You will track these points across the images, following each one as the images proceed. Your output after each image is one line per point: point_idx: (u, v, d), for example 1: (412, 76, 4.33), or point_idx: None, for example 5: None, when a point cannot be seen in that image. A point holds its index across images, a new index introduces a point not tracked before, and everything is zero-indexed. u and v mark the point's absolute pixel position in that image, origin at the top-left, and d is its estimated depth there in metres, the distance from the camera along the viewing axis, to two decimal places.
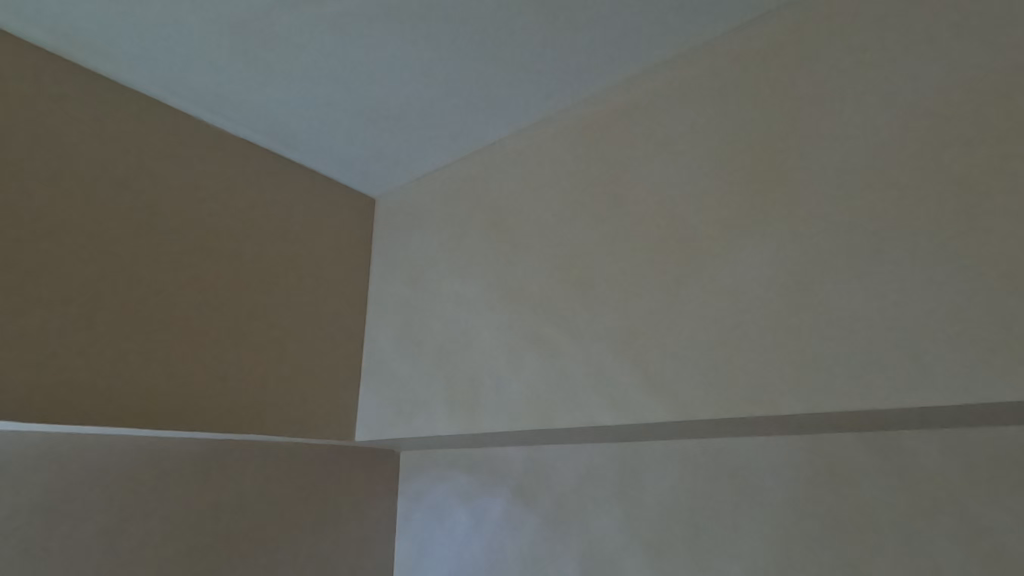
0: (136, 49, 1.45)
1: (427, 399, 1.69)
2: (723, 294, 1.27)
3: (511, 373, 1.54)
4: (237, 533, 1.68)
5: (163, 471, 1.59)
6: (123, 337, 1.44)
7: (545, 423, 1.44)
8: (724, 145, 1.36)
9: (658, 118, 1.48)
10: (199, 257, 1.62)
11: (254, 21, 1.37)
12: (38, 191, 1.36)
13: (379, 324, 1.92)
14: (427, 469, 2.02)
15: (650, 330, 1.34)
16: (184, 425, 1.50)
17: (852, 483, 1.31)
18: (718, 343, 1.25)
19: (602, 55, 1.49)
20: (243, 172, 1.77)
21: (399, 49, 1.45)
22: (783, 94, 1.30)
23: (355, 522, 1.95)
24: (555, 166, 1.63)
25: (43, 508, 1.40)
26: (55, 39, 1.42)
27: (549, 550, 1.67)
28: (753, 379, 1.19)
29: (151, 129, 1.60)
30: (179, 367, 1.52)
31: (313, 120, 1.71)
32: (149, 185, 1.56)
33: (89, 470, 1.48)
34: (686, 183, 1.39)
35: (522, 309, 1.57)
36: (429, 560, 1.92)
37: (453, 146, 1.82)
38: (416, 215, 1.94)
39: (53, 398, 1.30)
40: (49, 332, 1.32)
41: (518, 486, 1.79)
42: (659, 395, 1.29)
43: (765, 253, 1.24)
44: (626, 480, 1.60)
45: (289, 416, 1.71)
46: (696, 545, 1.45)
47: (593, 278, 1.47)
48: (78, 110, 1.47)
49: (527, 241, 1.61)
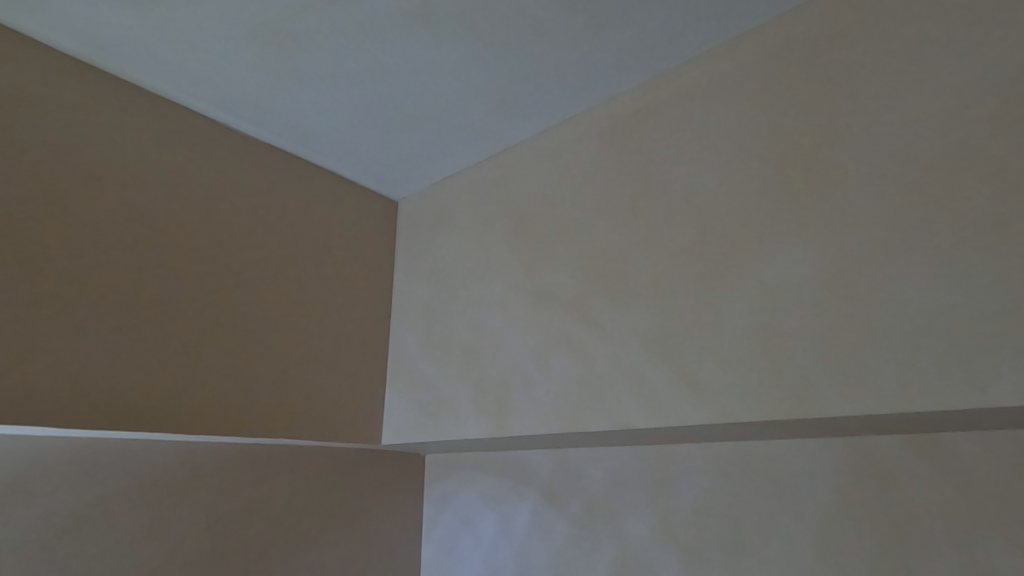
0: (161, 54, 1.46)
1: (452, 403, 1.68)
2: (760, 293, 1.23)
3: (540, 375, 1.52)
4: (264, 536, 1.68)
5: (192, 474, 1.60)
6: (152, 342, 1.45)
7: (575, 426, 1.42)
8: (756, 141, 1.33)
9: (687, 115, 1.45)
10: (224, 261, 1.62)
11: (276, 24, 1.37)
12: (68, 199, 1.38)
13: (404, 328, 1.92)
14: (453, 472, 2.01)
15: (682, 330, 1.32)
16: (211, 429, 1.50)
17: (894, 485, 1.27)
18: (755, 343, 1.21)
19: (627, 54, 1.47)
20: (266, 176, 1.77)
21: (421, 49, 1.44)
22: (816, 88, 1.27)
23: (380, 525, 1.94)
24: (581, 166, 1.61)
25: (76, 513, 1.41)
26: (82, 47, 1.44)
27: (579, 554, 1.65)
28: (793, 380, 1.16)
29: (176, 134, 1.61)
30: (207, 372, 1.53)
31: (335, 123, 1.71)
32: (175, 191, 1.57)
33: (120, 475, 1.49)
34: (719, 180, 1.36)
35: (550, 311, 1.55)
36: (456, 563, 1.91)
37: (476, 147, 1.81)
38: (439, 217, 1.93)
39: (85, 403, 1.32)
40: (80, 338, 1.34)
41: (547, 489, 1.77)
42: (693, 397, 1.27)
43: (803, 249, 1.20)
44: (659, 483, 1.57)
45: (313, 419, 1.71)
46: (731, 550, 1.41)
47: (623, 279, 1.44)
48: (104, 117, 1.48)
49: (555, 242, 1.60)
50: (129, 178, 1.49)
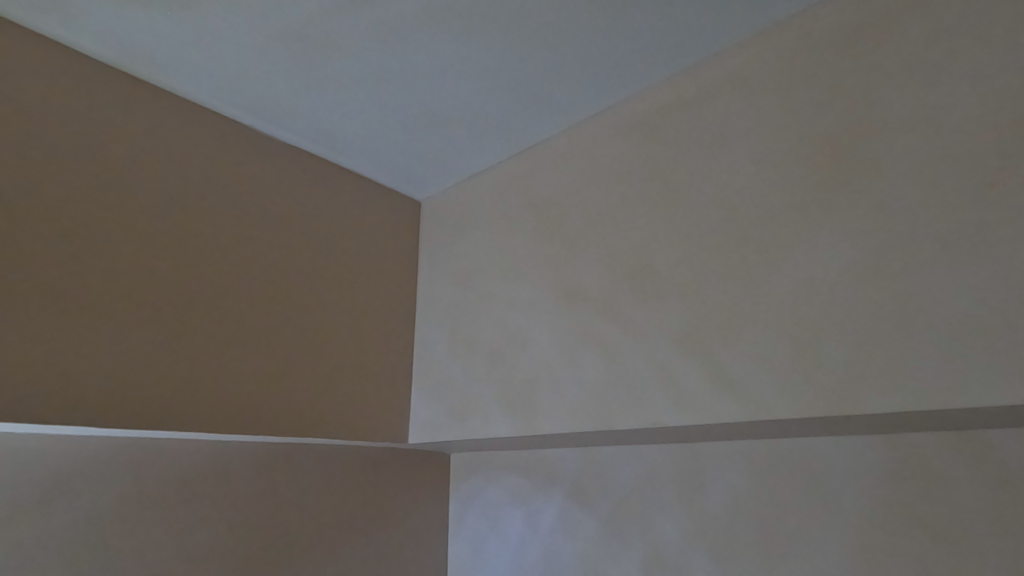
0: (190, 60, 1.49)
1: (479, 402, 1.69)
2: (795, 288, 1.21)
3: (568, 373, 1.51)
4: (295, 533, 1.71)
5: (226, 472, 1.63)
6: (185, 345, 1.48)
7: (604, 423, 1.42)
8: (787, 133, 1.31)
9: (714, 109, 1.44)
10: (254, 262, 1.65)
11: (302, 26, 1.38)
12: (105, 203, 1.42)
13: (429, 327, 1.93)
14: (479, 471, 2.02)
15: (714, 327, 1.30)
16: (242, 427, 1.53)
17: (933, 483, 1.24)
18: (791, 338, 1.20)
19: (653, 50, 1.46)
20: (292, 178, 1.80)
21: (446, 49, 1.45)
22: (848, 80, 1.25)
23: (407, 523, 1.95)
24: (605, 163, 1.61)
25: (114, 509, 1.44)
26: (115, 53, 1.47)
27: (608, 552, 1.64)
28: (831, 375, 1.14)
29: (205, 138, 1.63)
30: (239, 371, 1.56)
31: (360, 124, 1.72)
32: (205, 193, 1.60)
33: (156, 472, 1.52)
34: (750, 173, 1.34)
35: (577, 309, 1.55)
36: (483, 562, 1.92)
37: (499, 145, 1.82)
38: (463, 217, 1.94)
39: (121, 404, 1.35)
40: (120, 339, 1.38)
41: (574, 487, 1.77)
42: (726, 393, 1.25)
43: (838, 243, 1.18)
44: (689, 481, 1.55)
45: (341, 418, 1.73)
46: (766, 548, 1.40)
47: (652, 276, 1.43)
48: (137, 122, 1.51)
49: (581, 240, 1.59)
50: (162, 183, 1.52)
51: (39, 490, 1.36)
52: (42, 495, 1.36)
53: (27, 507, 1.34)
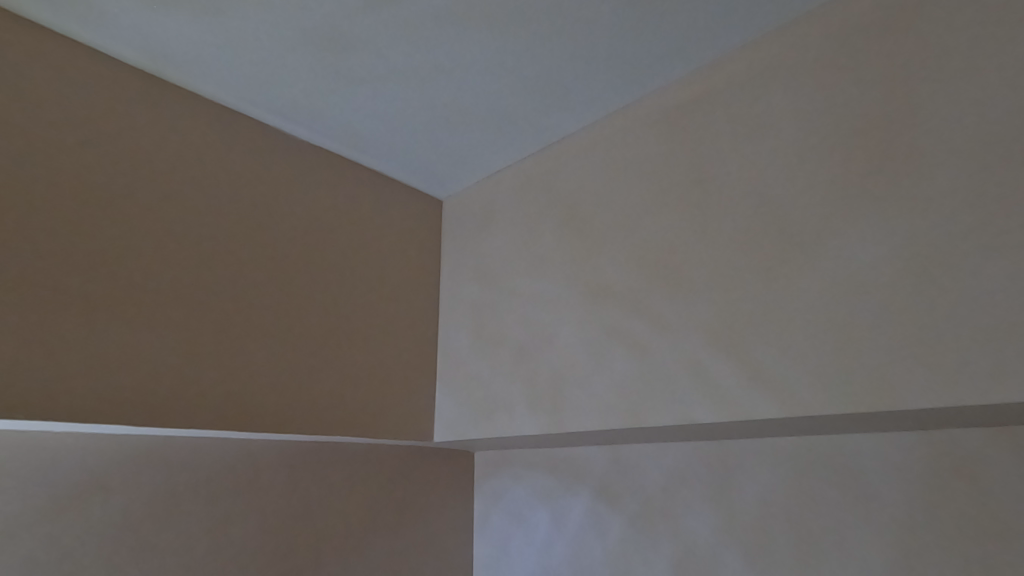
0: (218, 62, 1.50)
1: (506, 400, 1.68)
2: (832, 280, 1.18)
3: (597, 370, 1.50)
4: (323, 531, 1.72)
5: (256, 470, 1.64)
6: (216, 344, 1.49)
7: (634, 420, 1.40)
8: (822, 122, 1.27)
9: (743, 100, 1.41)
10: (281, 261, 1.67)
11: (327, 25, 1.39)
12: (136, 205, 1.43)
13: (453, 325, 1.94)
14: (504, 469, 2.01)
15: (747, 321, 1.28)
16: (273, 425, 1.55)
17: (976, 481, 1.21)
18: (828, 331, 1.17)
19: (681, 42, 1.44)
20: (316, 178, 1.81)
21: (470, 45, 1.44)
22: (884, 67, 1.22)
23: (433, 522, 1.95)
24: (631, 157, 1.59)
25: (149, 508, 1.46)
26: (144, 56, 1.49)
27: (637, 551, 1.63)
28: (871, 370, 1.11)
29: (231, 139, 1.65)
30: (269, 369, 1.57)
31: (383, 122, 1.73)
32: (232, 195, 1.61)
33: (189, 471, 1.54)
34: (783, 164, 1.31)
35: (605, 306, 1.53)
36: (509, 561, 1.91)
37: (522, 141, 1.81)
38: (486, 215, 1.94)
39: (155, 402, 1.37)
40: (153, 339, 1.39)
41: (601, 486, 1.75)
42: (762, 390, 1.23)
43: (877, 233, 1.15)
44: (721, 478, 1.53)
45: (367, 416, 1.73)
46: (801, 547, 1.37)
47: (682, 270, 1.41)
48: (166, 124, 1.53)
49: (607, 236, 1.58)
50: (191, 183, 1.54)
51: (78, 488, 1.38)
52: (81, 493, 1.38)
53: (66, 505, 1.36)
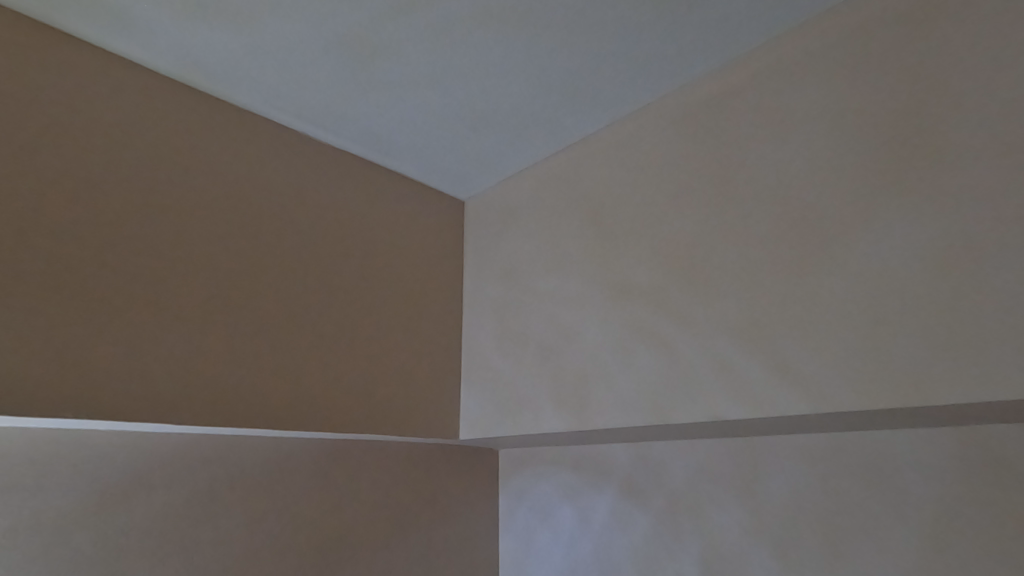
0: (247, 70, 1.54)
1: (530, 398, 1.70)
2: (860, 275, 1.18)
3: (623, 368, 1.51)
4: (353, 528, 1.75)
5: (288, 468, 1.68)
6: (249, 344, 1.53)
7: (662, 418, 1.41)
8: (848, 116, 1.26)
9: (766, 97, 1.41)
10: (310, 263, 1.71)
11: (352, 32, 1.42)
12: (172, 211, 1.48)
13: (477, 324, 1.96)
14: (528, 467, 2.03)
15: (774, 317, 1.27)
16: (305, 423, 1.58)
17: (1011, 478, 1.19)
18: (857, 327, 1.16)
19: (702, 41, 1.45)
20: (341, 181, 1.84)
21: (492, 47, 1.46)
22: (909, 61, 1.21)
23: (459, 519, 1.98)
24: (654, 155, 1.60)
25: (187, 504, 1.50)
26: (177, 67, 1.54)
27: (663, 549, 1.63)
28: (902, 365, 1.10)
29: (260, 145, 1.69)
30: (300, 369, 1.61)
31: (407, 126, 1.76)
32: (261, 199, 1.66)
33: (224, 469, 1.58)
34: (807, 160, 1.30)
35: (630, 304, 1.54)
36: (535, 558, 1.93)
37: (543, 142, 1.83)
38: (508, 215, 1.96)
39: (194, 402, 1.42)
40: (191, 341, 1.44)
41: (626, 484, 1.76)
42: (791, 386, 1.22)
43: (906, 227, 1.14)
44: (747, 476, 1.53)
45: (394, 414, 1.76)
46: (831, 545, 1.36)
47: (708, 268, 1.41)
48: (198, 132, 1.58)
49: (632, 235, 1.58)
50: (223, 189, 1.58)
51: (122, 486, 1.43)
52: (124, 490, 1.43)
53: (109, 502, 1.41)
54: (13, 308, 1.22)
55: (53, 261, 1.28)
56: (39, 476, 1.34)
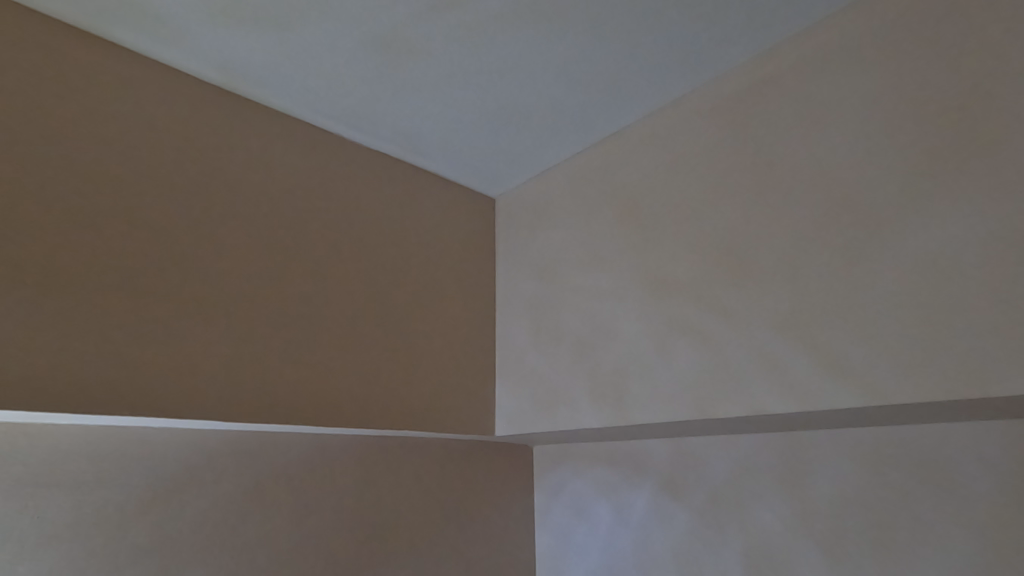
0: (284, 73, 1.57)
1: (567, 393, 1.70)
2: (910, 264, 1.14)
3: (662, 363, 1.49)
4: (394, 524, 1.78)
5: (330, 463, 1.72)
6: (291, 343, 1.57)
7: (704, 412, 1.39)
8: (896, 98, 1.23)
9: (806, 84, 1.38)
10: (347, 262, 1.74)
11: (386, 33, 1.44)
12: (215, 214, 1.52)
13: (511, 320, 1.97)
14: (564, 463, 2.03)
15: (820, 307, 1.25)
16: (346, 419, 1.61)
17: None
18: (908, 317, 1.13)
19: (738, 30, 1.42)
20: (374, 181, 1.87)
21: (525, 43, 1.46)
22: (958, 42, 1.17)
23: (495, 515, 1.99)
24: (690, 147, 1.58)
25: (234, 500, 1.54)
26: (218, 73, 1.58)
27: (705, 546, 1.61)
28: (959, 357, 1.06)
29: (297, 147, 1.72)
30: (339, 366, 1.64)
31: (439, 124, 1.78)
32: (299, 200, 1.69)
33: (270, 464, 1.62)
34: (854, 146, 1.26)
35: (668, 298, 1.52)
36: (572, 554, 1.94)
37: (575, 137, 1.83)
38: (541, 211, 1.97)
39: (240, 400, 1.45)
40: (235, 340, 1.48)
41: (665, 480, 1.75)
42: (840, 379, 1.19)
43: (961, 213, 1.10)
44: (793, 471, 1.50)
45: (431, 410, 1.78)
46: (883, 543, 1.33)
47: (748, 260, 1.39)
48: (238, 136, 1.61)
49: (669, 228, 1.57)
50: (262, 190, 1.62)
51: (174, 481, 1.48)
52: (176, 485, 1.48)
53: (162, 497, 1.45)
54: (68, 309, 1.26)
55: (104, 264, 1.32)
56: (98, 471, 1.39)
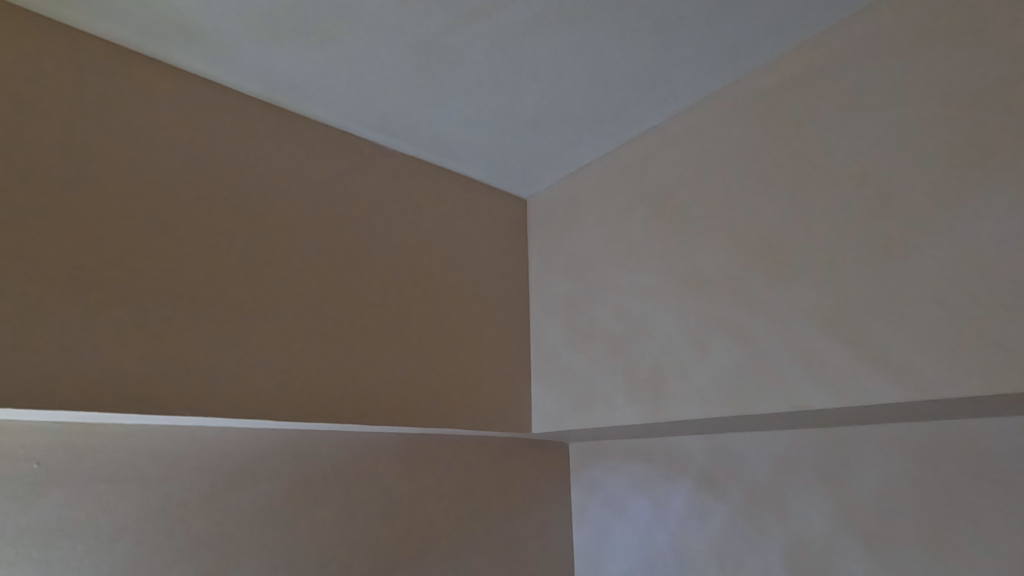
0: (321, 84, 1.64)
1: (603, 389, 1.73)
2: (954, 255, 1.12)
3: (699, 359, 1.50)
4: (435, 520, 1.83)
5: (374, 461, 1.78)
6: (334, 343, 1.63)
7: (743, 408, 1.38)
8: (939, 85, 1.19)
9: (842, 76, 1.36)
10: (385, 264, 1.79)
11: (416, 41, 1.48)
12: (261, 222, 1.60)
13: (546, 319, 2.00)
14: (601, 460, 2.05)
15: (861, 302, 1.23)
16: (387, 416, 1.67)
17: None
18: (952, 309, 1.10)
19: (771, 24, 1.41)
20: (409, 185, 1.92)
21: (553, 45, 1.49)
22: (1001, 27, 1.13)
23: (533, 511, 2.03)
24: (723, 143, 1.58)
25: (285, 496, 1.62)
26: (260, 87, 1.65)
27: (745, 542, 1.61)
28: (1007, 349, 1.03)
29: (334, 155, 1.78)
30: (380, 365, 1.70)
31: (471, 128, 1.82)
32: (337, 206, 1.75)
33: (317, 462, 1.69)
34: (893, 137, 1.24)
35: (704, 295, 1.52)
36: (611, 549, 1.95)
37: (606, 136, 1.84)
38: (573, 210, 1.99)
39: (288, 398, 1.52)
40: (282, 341, 1.55)
41: (703, 476, 1.75)
42: (883, 373, 1.18)
43: (1006, 202, 1.07)
44: (835, 467, 1.48)
45: (467, 408, 1.82)
46: (929, 540, 1.30)
47: (786, 255, 1.37)
48: (279, 146, 1.68)
49: (703, 225, 1.57)
50: (303, 197, 1.69)
51: (229, 477, 1.55)
52: (232, 481, 1.55)
53: (218, 492, 1.53)
54: (118, 313, 1.33)
55: (149, 270, 1.39)
56: (161, 467, 1.47)
